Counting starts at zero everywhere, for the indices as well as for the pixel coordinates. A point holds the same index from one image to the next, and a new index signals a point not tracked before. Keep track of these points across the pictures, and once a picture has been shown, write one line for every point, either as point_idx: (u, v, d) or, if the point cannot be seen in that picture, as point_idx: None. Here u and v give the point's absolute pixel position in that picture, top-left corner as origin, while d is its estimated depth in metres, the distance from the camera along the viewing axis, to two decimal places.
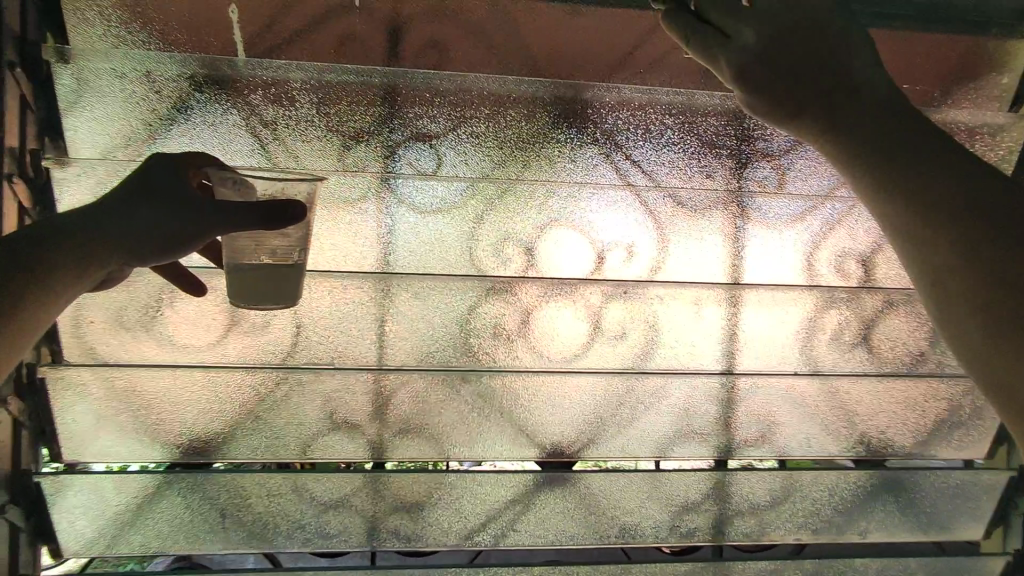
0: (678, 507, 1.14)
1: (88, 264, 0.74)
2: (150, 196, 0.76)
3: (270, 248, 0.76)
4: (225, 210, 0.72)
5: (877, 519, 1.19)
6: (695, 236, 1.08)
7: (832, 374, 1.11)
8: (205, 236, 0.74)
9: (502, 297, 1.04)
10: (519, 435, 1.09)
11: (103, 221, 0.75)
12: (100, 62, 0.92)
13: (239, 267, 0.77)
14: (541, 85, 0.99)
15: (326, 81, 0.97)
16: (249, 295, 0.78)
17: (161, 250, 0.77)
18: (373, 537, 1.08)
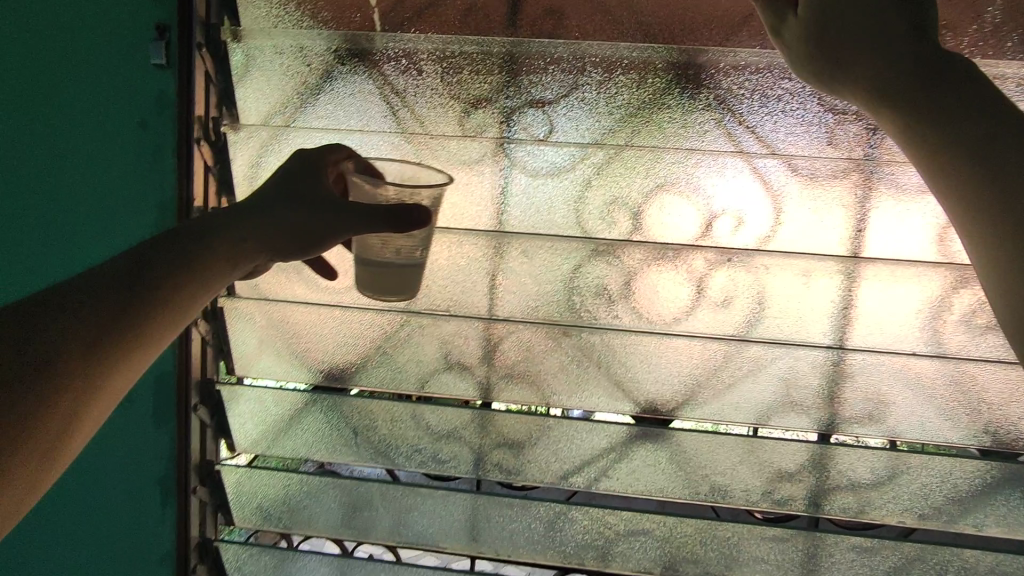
0: (773, 474, 1.15)
1: (237, 256, 0.82)
2: (292, 197, 0.84)
3: (396, 248, 0.83)
4: (354, 212, 0.80)
5: (997, 512, 1.12)
6: (812, 205, 1.04)
7: (958, 357, 1.04)
8: (342, 233, 0.82)
9: (605, 259, 1.09)
10: (615, 390, 1.15)
11: (249, 217, 0.83)
12: (263, 40, 1.06)
13: (369, 260, 0.85)
14: (655, 51, 1.00)
15: (452, 52, 1.05)
16: (377, 285, 0.86)
17: (298, 244, 0.85)
18: (479, 467, 1.21)
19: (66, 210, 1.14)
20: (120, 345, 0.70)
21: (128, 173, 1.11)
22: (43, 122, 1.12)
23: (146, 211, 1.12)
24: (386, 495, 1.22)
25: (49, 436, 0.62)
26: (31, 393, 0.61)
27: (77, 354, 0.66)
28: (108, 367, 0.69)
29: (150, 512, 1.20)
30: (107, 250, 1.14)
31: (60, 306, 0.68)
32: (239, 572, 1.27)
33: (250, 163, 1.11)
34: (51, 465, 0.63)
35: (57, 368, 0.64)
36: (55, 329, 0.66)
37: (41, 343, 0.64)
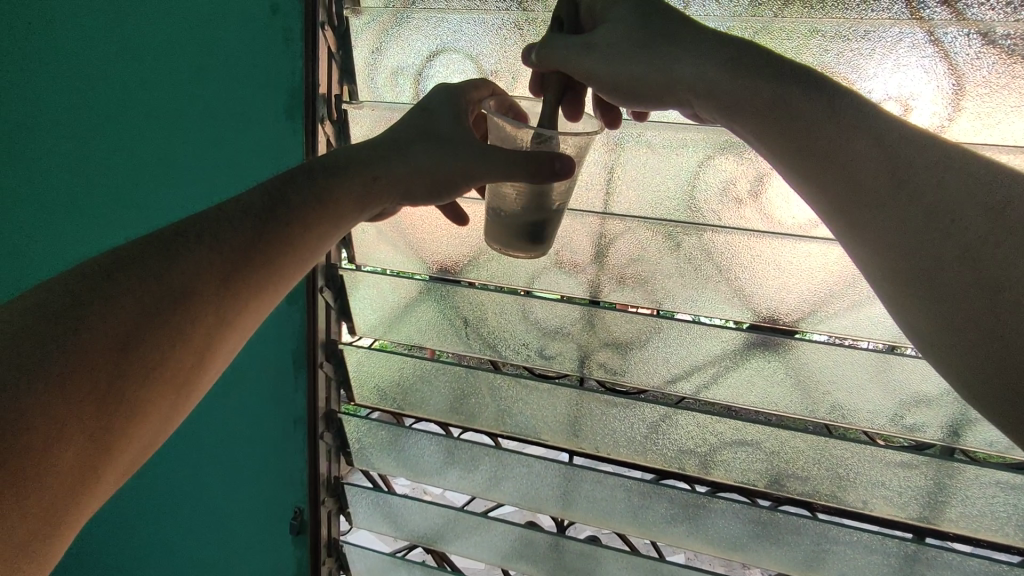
0: (908, 398, 1.06)
1: (368, 198, 0.82)
2: (431, 137, 0.82)
3: (529, 200, 0.80)
4: (496, 159, 0.77)
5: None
6: (1011, 90, 0.85)
7: None
8: (474, 179, 0.80)
9: (734, 154, 1.00)
10: (734, 297, 1.09)
11: (388, 155, 0.82)
12: None
13: (501, 213, 0.83)
14: None
15: None
16: (506, 239, 0.85)
17: (432, 189, 0.83)
18: (583, 366, 1.22)
19: (205, 98, 1.20)
20: (247, 286, 0.72)
21: (260, 60, 1.15)
22: (180, 13, 1.17)
23: (277, 98, 1.16)
24: (492, 385, 1.28)
25: (185, 369, 0.67)
26: (173, 329, 0.65)
27: (211, 294, 0.69)
28: (235, 306, 0.71)
29: (286, 382, 1.33)
30: (243, 137, 1.21)
31: (195, 243, 0.70)
32: (358, 443, 1.41)
33: (371, 48, 1.13)
34: (182, 396, 0.68)
35: (194, 306, 0.67)
36: (192, 267, 0.68)
37: (180, 278, 0.66)
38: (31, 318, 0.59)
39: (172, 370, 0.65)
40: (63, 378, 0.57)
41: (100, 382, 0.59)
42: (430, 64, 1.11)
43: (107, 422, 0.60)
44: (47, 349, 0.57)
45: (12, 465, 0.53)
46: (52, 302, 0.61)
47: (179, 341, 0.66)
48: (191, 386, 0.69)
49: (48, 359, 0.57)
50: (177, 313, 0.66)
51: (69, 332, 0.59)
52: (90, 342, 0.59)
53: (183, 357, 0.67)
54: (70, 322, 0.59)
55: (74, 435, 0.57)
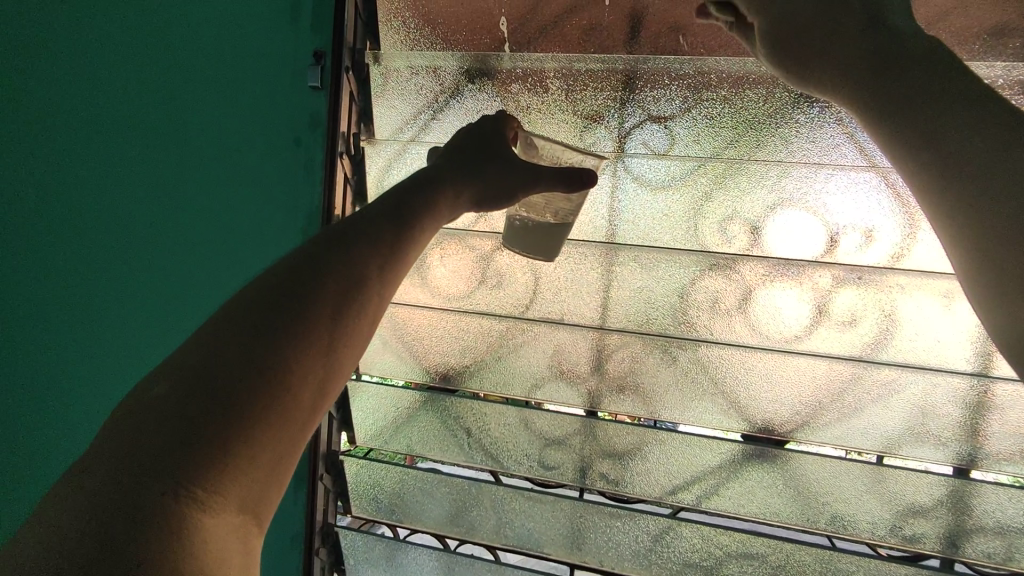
0: (904, 509, 1.09)
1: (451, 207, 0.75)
2: (483, 146, 0.79)
3: (554, 211, 0.89)
4: (534, 169, 0.79)
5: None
6: None
7: None
8: (532, 188, 0.79)
9: (721, 273, 1.10)
10: (730, 407, 1.14)
11: (456, 167, 0.75)
12: (401, 62, 1.18)
13: (527, 221, 0.93)
14: None
15: (577, 69, 1.09)
16: (527, 244, 0.95)
17: (503, 197, 0.79)
18: (585, 477, 1.23)
19: (226, 222, 1.31)
20: (403, 265, 0.60)
21: (284, 186, 1.26)
22: (214, 144, 1.29)
23: (297, 218, 1.26)
24: (494, 498, 1.27)
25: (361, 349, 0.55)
26: (351, 312, 0.52)
27: (380, 274, 0.57)
28: (395, 283, 0.59)
29: (285, 493, 1.31)
30: (260, 256, 1.30)
31: (358, 232, 0.58)
32: (354, 558, 1.37)
33: (384, 173, 1.24)
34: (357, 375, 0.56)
35: (365, 287, 0.54)
36: (366, 252, 0.56)
37: (351, 257, 0.55)
38: (227, 324, 0.47)
39: (352, 354, 0.53)
40: (267, 378, 0.45)
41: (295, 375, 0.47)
42: None
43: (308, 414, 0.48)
44: (243, 349, 0.45)
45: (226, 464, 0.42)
46: (257, 291, 0.50)
47: (359, 321, 0.53)
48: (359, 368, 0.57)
49: (245, 359, 0.45)
50: (352, 296, 0.53)
51: (260, 328, 0.47)
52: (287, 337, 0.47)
53: (360, 338, 0.54)
54: (267, 321, 0.47)
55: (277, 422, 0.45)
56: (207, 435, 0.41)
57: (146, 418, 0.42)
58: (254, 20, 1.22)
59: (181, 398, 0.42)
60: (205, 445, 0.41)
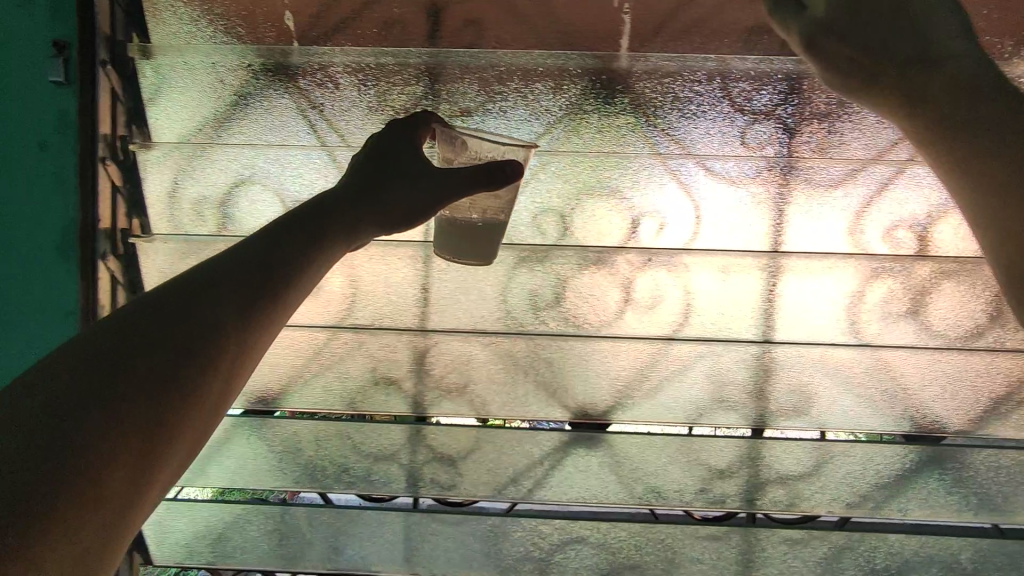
0: (709, 472, 1.22)
1: (353, 228, 0.85)
2: (393, 167, 0.90)
3: (481, 208, 0.96)
4: (450, 174, 0.88)
5: (917, 495, 1.19)
6: (739, 206, 1.15)
7: (878, 345, 1.15)
8: (443, 198, 0.89)
9: (536, 266, 1.16)
10: (544, 388, 1.20)
11: (359, 196, 0.86)
12: (173, 57, 1.11)
13: (454, 219, 0.98)
14: (571, 58, 1.07)
15: (370, 63, 1.12)
16: (454, 244, 1.00)
17: (408, 218, 0.89)
18: (415, 485, 1.23)
19: None
20: (264, 317, 0.72)
21: (36, 199, 1.13)
22: None
23: (53, 234, 1.14)
24: (325, 520, 1.24)
25: (215, 400, 0.67)
26: (195, 360, 0.64)
27: (230, 326, 0.68)
28: (255, 337, 0.71)
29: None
30: (15, 278, 1.15)
31: (216, 285, 0.70)
32: None
33: (162, 182, 1.16)
34: (212, 417, 0.67)
35: (218, 341, 0.66)
36: (223, 309, 0.68)
37: (207, 315, 0.67)
38: (63, 371, 0.57)
39: (203, 398, 0.65)
40: (97, 423, 0.55)
41: (132, 420, 0.58)
42: (231, 194, 1.18)
43: (152, 451, 0.59)
44: (77, 398, 0.55)
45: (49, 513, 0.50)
46: (113, 345, 0.60)
47: (205, 372, 0.65)
48: (216, 409, 0.68)
49: (81, 405, 0.55)
50: (202, 351, 0.65)
51: (106, 384, 0.57)
52: (128, 386, 0.58)
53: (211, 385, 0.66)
54: (111, 369, 0.58)
55: (120, 464, 0.56)
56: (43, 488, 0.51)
57: None
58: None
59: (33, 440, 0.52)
60: (59, 481, 0.51)
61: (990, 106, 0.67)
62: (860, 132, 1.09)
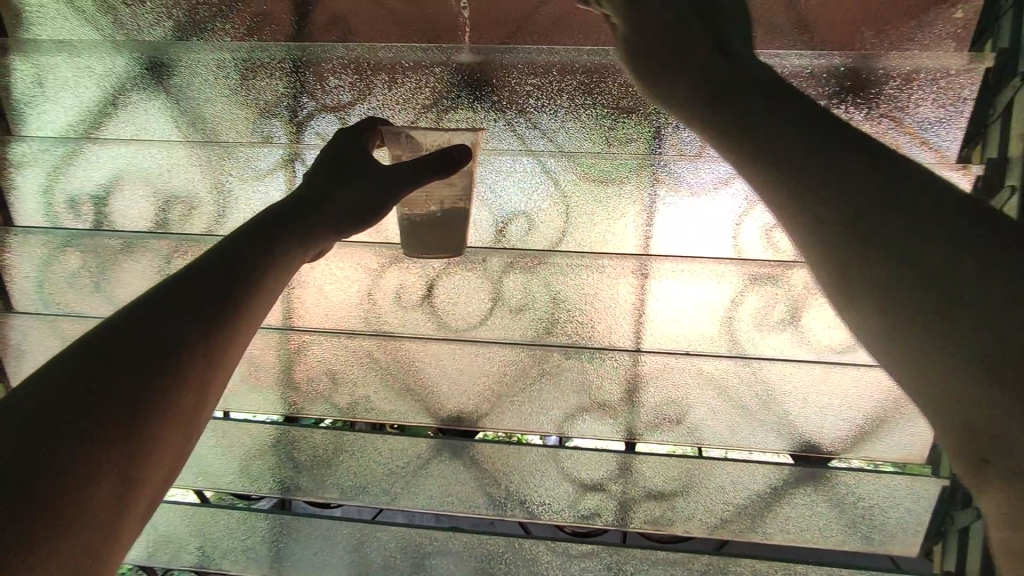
0: (581, 485, 1.13)
1: (308, 237, 0.86)
2: (343, 175, 0.91)
3: (439, 199, 0.94)
4: (406, 169, 0.88)
5: (781, 517, 1.08)
6: (608, 207, 1.09)
7: (754, 357, 1.04)
8: (401, 189, 0.89)
9: (398, 265, 1.11)
10: (405, 391, 1.15)
11: (312, 205, 0.88)
12: (42, 55, 1.10)
13: (414, 218, 0.96)
14: (434, 53, 1.03)
15: (240, 59, 1.08)
16: (420, 242, 0.97)
17: (365, 213, 0.91)
18: (284, 485, 1.19)
19: None
20: (228, 329, 0.73)
21: None
22: None
23: None
24: (195, 517, 1.21)
25: (191, 412, 0.68)
26: (164, 374, 0.64)
27: (194, 341, 0.68)
28: (220, 350, 0.72)
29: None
30: None
31: (176, 302, 0.70)
32: None
33: (41, 180, 1.14)
34: (186, 433, 0.68)
35: (186, 357, 0.67)
36: (187, 323, 0.69)
37: (169, 330, 0.67)
38: (63, 386, 0.58)
39: (181, 410, 0.66)
40: (66, 446, 0.55)
41: (115, 436, 0.59)
42: (113, 192, 1.15)
43: (132, 460, 0.60)
44: (48, 424, 0.55)
45: (39, 535, 0.50)
46: (84, 370, 0.60)
47: (171, 385, 0.65)
48: (192, 423, 0.69)
49: (46, 429, 0.55)
50: (175, 363, 0.66)
51: (66, 406, 0.57)
52: (111, 397, 0.60)
53: (188, 396, 0.67)
54: (75, 394, 0.58)
55: (97, 483, 0.56)
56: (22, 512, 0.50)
57: None
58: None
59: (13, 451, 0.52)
60: (34, 504, 0.51)
61: (784, 134, 0.55)
62: None
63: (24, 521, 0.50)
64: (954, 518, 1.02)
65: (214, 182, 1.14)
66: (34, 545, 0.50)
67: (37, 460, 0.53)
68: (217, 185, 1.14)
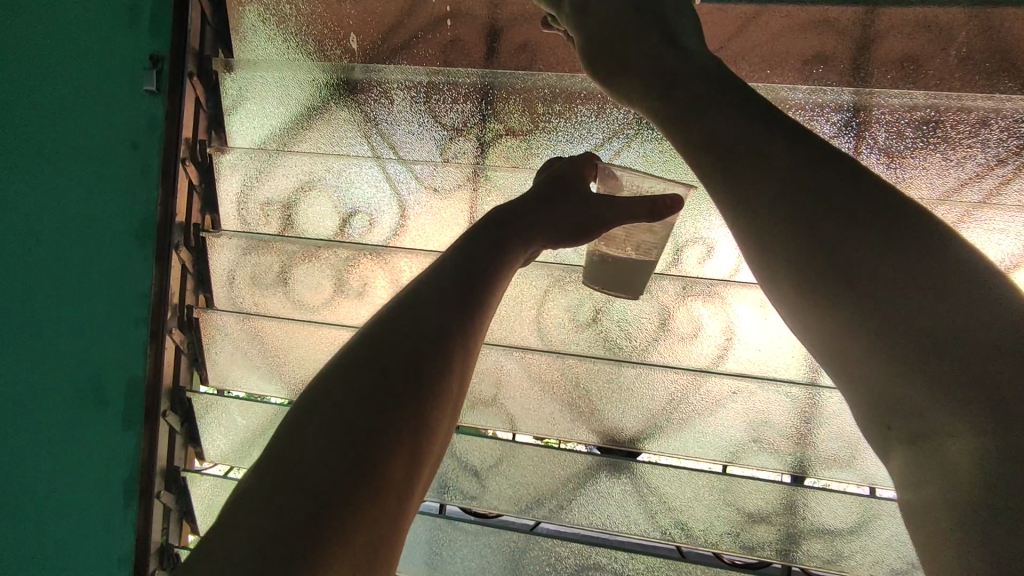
0: (747, 516, 1.12)
1: (531, 234, 0.83)
2: (569, 192, 0.89)
3: (636, 242, 0.95)
4: (621, 203, 0.88)
5: None
6: None
7: None
8: (611, 221, 0.88)
9: (577, 286, 1.12)
10: (575, 409, 1.17)
11: (537, 210, 0.85)
12: (261, 72, 1.17)
13: (607, 256, 0.98)
14: None
15: (437, 83, 1.13)
16: (605, 278, 1.00)
17: (581, 232, 0.88)
18: (443, 492, 1.23)
19: (54, 223, 1.20)
20: (479, 318, 0.70)
21: (118, 191, 1.18)
22: (42, 142, 1.20)
23: (132, 225, 1.18)
24: None
25: (454, 404, 0.65)
26: (433, 365, 0.62)
27: (453, 332, 0.66)
28: (473, 340, 0.68)
29: (116, 515, 1.22)
30: (94, 261, 1.20)
31: (432, 296, 0.68)
32: None
33: (236, 187, 1.21)
34: (452, 429, 0.65)
35: (446, 350, 0.64)
36: (446, 315, 0.67)
37: (431, 324, 0.65)
38: (347, 385, 0.58)
39: (448, 398, 0.63)
40: (368, 441, 0.54)
41: (399, 435, 0.56)
42: (302, 199, 1.21)
43: (417, 448, 0.57)
44: (344, 421, 0.55)
45: (350, 521, 0.50)
46: (370, 366, 0.60)
47: (442, 377, 0.62)
48: (455, 417, 0.65)
49: (345, 425, 0.55)
50: (436, 359, 0.63)
51: (359, 401, 0.57)
52: (394, 399, 0.58)
53: (452, 387, 0.64)
54: (366, 386, 0.58)
55: (394, 475, 0.54)
56: (336, 501, 0.50)
57: (294, 475, 0.51)
58: (88, 7, 1.17)
59: (321, 449, 0.53)
60: (344, 493, 0.50)
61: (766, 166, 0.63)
62: (937, 171, 0.99)
63: (335, 507, 0.49)
64: None
65: (403, 197, 1.18)
66: (346, 534, 0.49)
67: (344, 448, 0.53)
68: (402, 199, 1.18)
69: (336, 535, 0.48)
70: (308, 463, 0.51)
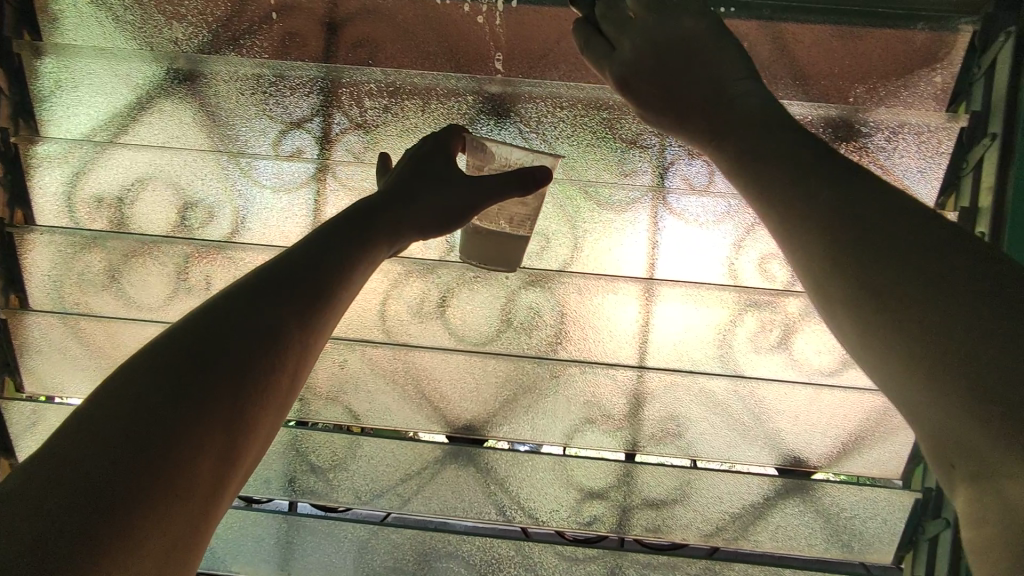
0: (584, 493, 1.19)
1: (397, 225, 0.84)
2: (429, 176, 0.91)
3: (508, 215, 1.00)
4: (490, 182, 0.92)
5: (770, 525, 1.17)
6: (623, 231, 1.14)
7: (753, 377, 1.11)
8: (480, 205, 0.92)
9: (420, 277, 1.14)
10: (419, 399, 1.19)
11: (399, 198, 0.86)
12: (75, 60, 1.10)
13: (482, 231, 1.02)
14: (464, 80, 1.08)
15: (270, 75, 1.10)
16: (483, 255, 1.04)
17: (447, 219, 0.90)
18: (292, 488, 1.23)
19: None
20: (327, 311, 0.71)
21: None
22: None
23: None
24: None
25: (286, 397, 0.66)
26: (264, 361, 0.63)
27: (294, 326, 0.67)
28: (319, 334, 0.70)
29: None
30: None
31: (278, 286, 0.68)
32: None
33: (58, 183, 1.14)
34: (281, 422, 0.66)
35: (283, 343, 0.65)
36: (290, 309, 0.67)
37: (269, 316, 0.65)
38: (159, 376, 0.57)
39: (277, 393, 0.64)
40: (171, 440, 0.54)
41: (208, 432, 0.57)
42: (139, 196, 1.15)
43: (230, 447, 0.58)
44: (148, 417, 0.54)
45: (136, 523, 0.50)
46: (188, 359, 0.59)
47: (271, 373, 0.63)
48: (288, 407, 0.67)
49: (147, 421, 0.54)
50: (269, 352, 0.64)
51: (169, 395, 0.56)
52: (212, 392, 0.58)
53: (281, 385, 0.65)
54: (180, 380, 0.57)
55: (199, 474, 0.55)
56: (123, 503, 0.50)
57: (79, 473, 0.50)
58: None
59: (117, 440, 0.52)
60: (132, 495, 0.50)
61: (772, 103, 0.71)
62: None
63: (121, 508, 0.50)
64: (924, 529, 1.11)
65: (238, 192, 1.15)
66: (131, 536, 0.49)
67: (138, 446, 0.53)
68: (235, 192, 1.15)
69: (118, 536, 0.49)
70: (97, 461, 0.51)
